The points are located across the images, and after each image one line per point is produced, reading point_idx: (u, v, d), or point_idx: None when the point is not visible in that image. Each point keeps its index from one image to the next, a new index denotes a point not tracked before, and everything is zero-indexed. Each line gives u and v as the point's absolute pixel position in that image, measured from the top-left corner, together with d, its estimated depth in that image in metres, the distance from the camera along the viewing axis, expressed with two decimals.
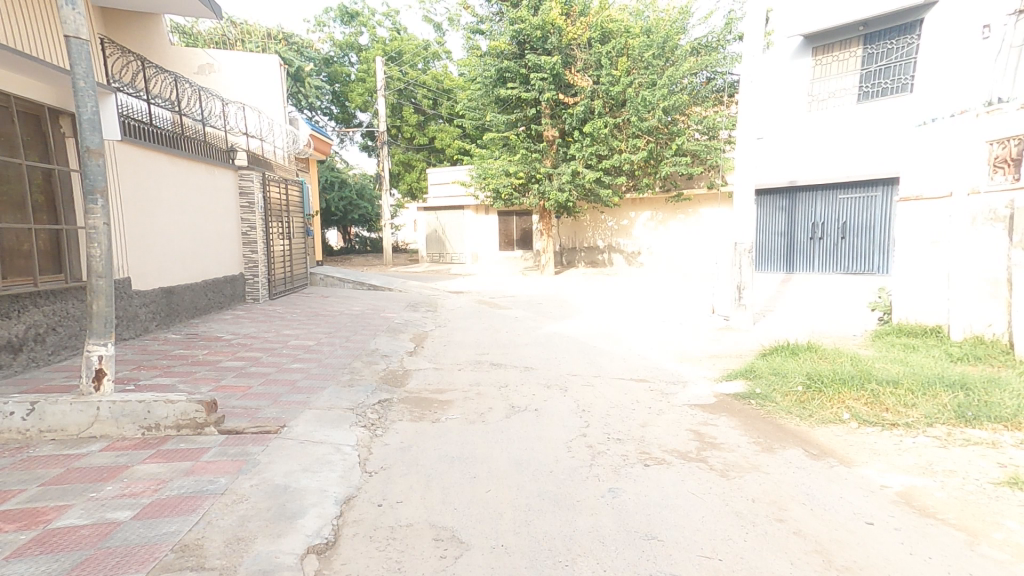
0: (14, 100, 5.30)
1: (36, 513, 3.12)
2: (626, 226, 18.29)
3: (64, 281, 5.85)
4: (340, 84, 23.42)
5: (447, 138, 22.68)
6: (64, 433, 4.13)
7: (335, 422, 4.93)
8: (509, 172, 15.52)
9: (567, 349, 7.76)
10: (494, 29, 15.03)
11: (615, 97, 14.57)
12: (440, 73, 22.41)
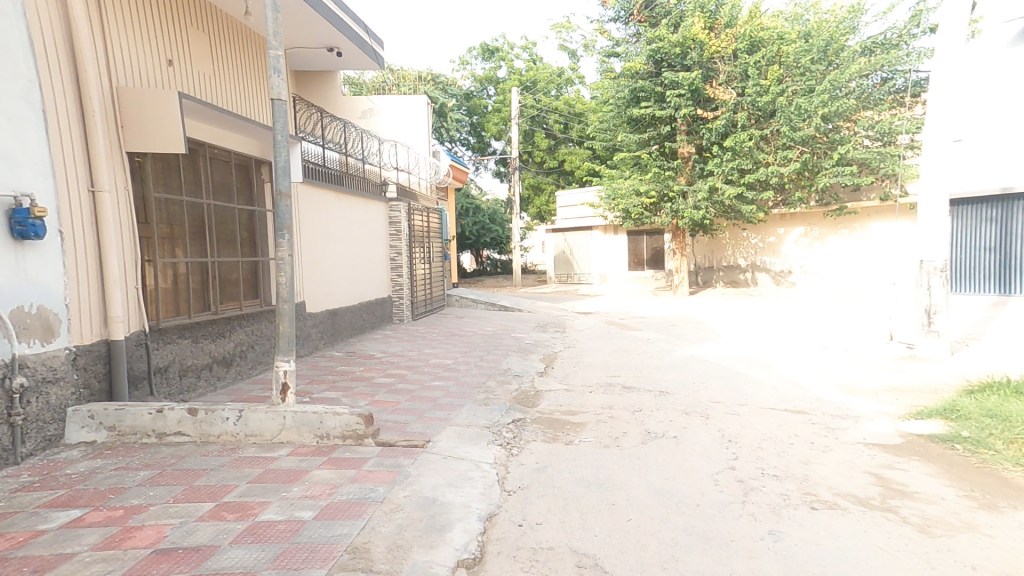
0: (234, 154, 6.41)
1: (246, 506, 3.61)
2: (774, 243, 16.95)
3: (260, 305, 6.87)
4: (478, 116, 24.88)
5: (577, 161, 23.10)
6: (261, 438, 4.70)
7: (473, 439, 5.11)
8: (640, 191, 15.18)
9: (719, 373, 7.30)
10: (630, 50, 14.91)
11: (762, 108, 13.78)
12: (573, 97, 22.96)
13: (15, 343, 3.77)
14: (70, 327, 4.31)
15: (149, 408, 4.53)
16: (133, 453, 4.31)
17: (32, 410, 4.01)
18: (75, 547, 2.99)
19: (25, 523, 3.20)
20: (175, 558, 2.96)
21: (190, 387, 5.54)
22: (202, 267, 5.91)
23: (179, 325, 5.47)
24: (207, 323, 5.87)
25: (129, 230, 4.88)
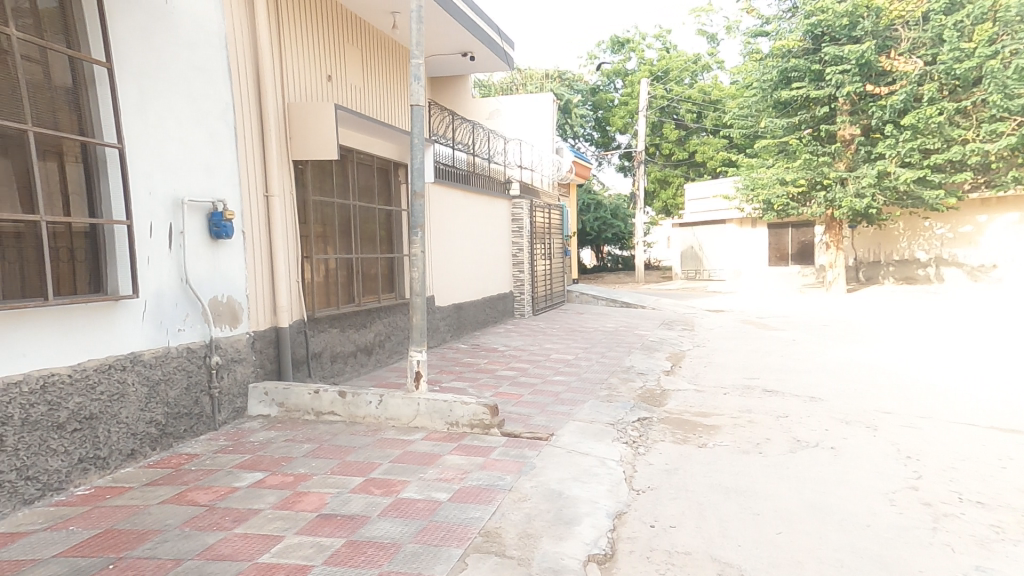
0: (377, 159, 7.00)
1: (389, 483, 3.90)
2: (968, 232, 15.20)
3: (395, 298, 7.41)
4: (602, 111, 24.46)
5: (711, 151, 21.93)
6: (399, 422, 5.04)
7: (597, 435, 5.06)
8: (785, 181, 14.02)
9: (907, 379, 6.50)
10: (782, 27, 13.90)
11: (960, 77, 12.26)
12: (709, 84, 21.93)
13: (212, 326, 4.48)
14: (250, 314, 4.99)
15: (309, 389, 5.08)
16: (297, 427, 4.86)
17: (225, 384, 4.70)
18: (259, 505, 3.43)
19: (224, 480, 3.75)
20: (335, 523, 3.27)
21: (338, 371, 6.13)
22: (348, 264, 6.48)
23: (329, 315, 6.04)
24: (352, 315, 6.43)
25: (294, 230, 5.54)
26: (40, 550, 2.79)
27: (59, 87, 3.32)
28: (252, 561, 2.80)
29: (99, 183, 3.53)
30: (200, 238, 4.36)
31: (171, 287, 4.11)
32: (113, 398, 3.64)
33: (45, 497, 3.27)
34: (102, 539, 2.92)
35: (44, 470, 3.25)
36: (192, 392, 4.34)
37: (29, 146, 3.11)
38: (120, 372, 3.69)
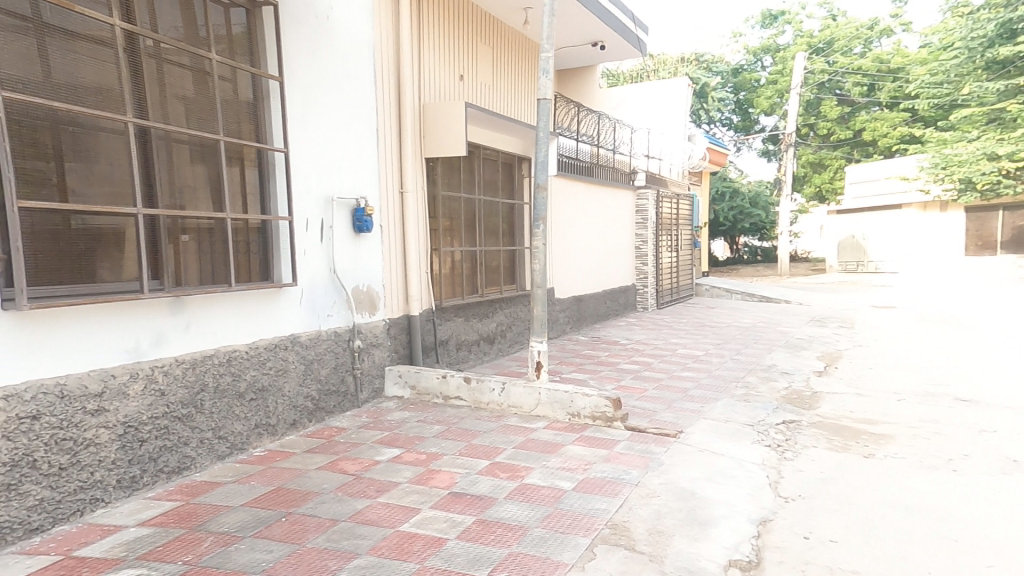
0: (501, 155, 7.18)
1: (513, 468, 4.00)
2: None
3: (516, 290, 7.57)
4: (747, 92, 22.92)
5: (885, 128, 19.37)
6: (521, 410, 5.15)
7: (733, 436, 4.78)
8: None
9: None
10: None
11: None
12: (888, 51, 19.63)
13: (354, 312, 4.92)
14: (386, 302, 5.41)
15: (438, 373, 5.38)
16: (428, 409, 5.18)
17: (366, 366, 5.14)
18: (397, 478, 3.69)
19: (368, 453, 4.10)
20: (465, 501, 3.43)
21: (463, 359, 6.43)
22: (472, 256, 6.73)
23: (455, 305, 6.32)
24: (475, 305, 6.68)
25: (425, 223, 5.89)
26: (233, 499, 3.24)
27: (244, 101, 3.81)
28: (395, 528, 3.01)
29: (268, 183, 4.02)
30: (346, 231, 4.78)
31: (323, 276, 4.57)
32: (278, 373, 4.14)
33: (231, 455, 3.81)
34: (275, 495, 3.32)
35: (231, 433, 3.77)
36: (339, 371, 4.80)
37: (220, 153, 3.61)
38: (283, 351, 4.17)
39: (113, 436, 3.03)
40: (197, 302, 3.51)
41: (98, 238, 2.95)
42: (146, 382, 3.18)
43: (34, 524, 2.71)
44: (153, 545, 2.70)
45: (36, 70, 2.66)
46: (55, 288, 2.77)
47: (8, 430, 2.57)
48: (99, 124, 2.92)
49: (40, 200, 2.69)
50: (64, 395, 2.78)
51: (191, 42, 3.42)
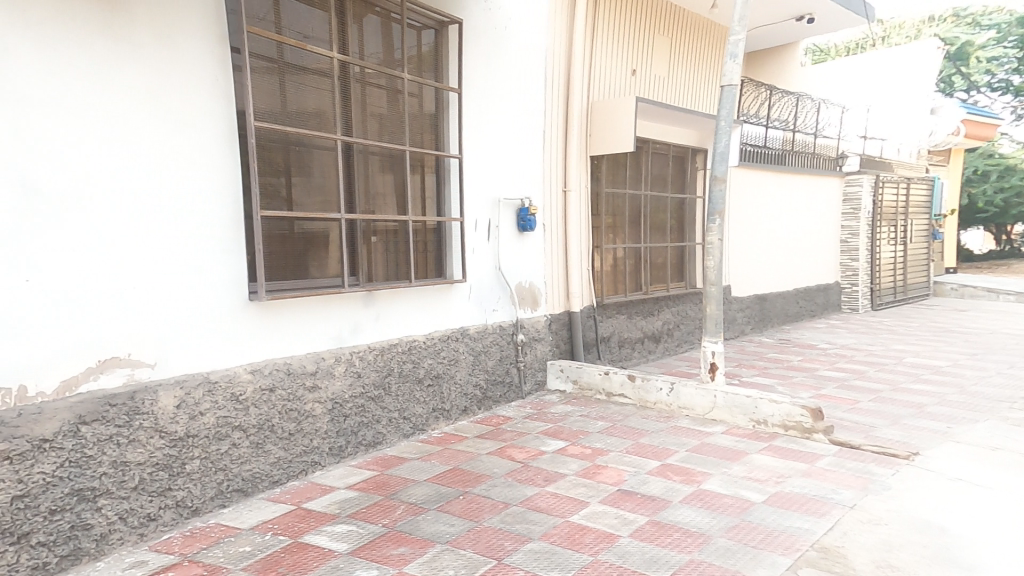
0: (672, 149, 6.84)
1: (689, 472, 3.79)
2: None
3: (685, 288, 7.19)
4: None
5: None
6: (693, 412, 4.89)
7: (1004, 466, 3.84)
8: None
9: None
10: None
11: None
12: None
13: (517, 308, 5.11)
14: (548, 298, 5.56)
15: (599, 369, 5.38)
16: (591, 405, 5.19)
17: (528, 359, 5.31)
18: (565, 470, 3.76)
19: (534, 443, 4.24)
20: (636, 501, 3.35)
21: (625, 357, 6.35)
22: (636, 253, 6.59)
23: (617, 303, 6.24)
24: (637, 303, 6.51)
25: (586, 221, 5.90)
26: (417, 474, 3.54)
27: (427, 113, 4.18)
28: (566, 519, 3.05)
29: (444, 186, 4.36)
30: (511, 230, 4.98)
31: (489, 274, 4.82)
32: (451, 362, 4.45)
33: (414, 434, 4.19)
34: (453, 475, 3.56)
35: (413, 415, 4.15)
36: (504, 363, 5.02)
37: (405, 161, 3.98)
38: (454, 343, 4.48)
39: (325, 409, 3.48)
40: (386, 296, 3.89)
41: (314, 242, 3.40)
42: (346, 365, 3.60)
43: (275, 477, 3.23)
44: (359, 505, 3.04)
45: (276, 101, 3.17)
46: (283, 282, 3.27)
47: (255, 400, 3.09)
48: (316, 143, 3.37)
49: (274, 207, 3.18)
50: (290, 372, 3.27)
51: (387, 65, 3.84)
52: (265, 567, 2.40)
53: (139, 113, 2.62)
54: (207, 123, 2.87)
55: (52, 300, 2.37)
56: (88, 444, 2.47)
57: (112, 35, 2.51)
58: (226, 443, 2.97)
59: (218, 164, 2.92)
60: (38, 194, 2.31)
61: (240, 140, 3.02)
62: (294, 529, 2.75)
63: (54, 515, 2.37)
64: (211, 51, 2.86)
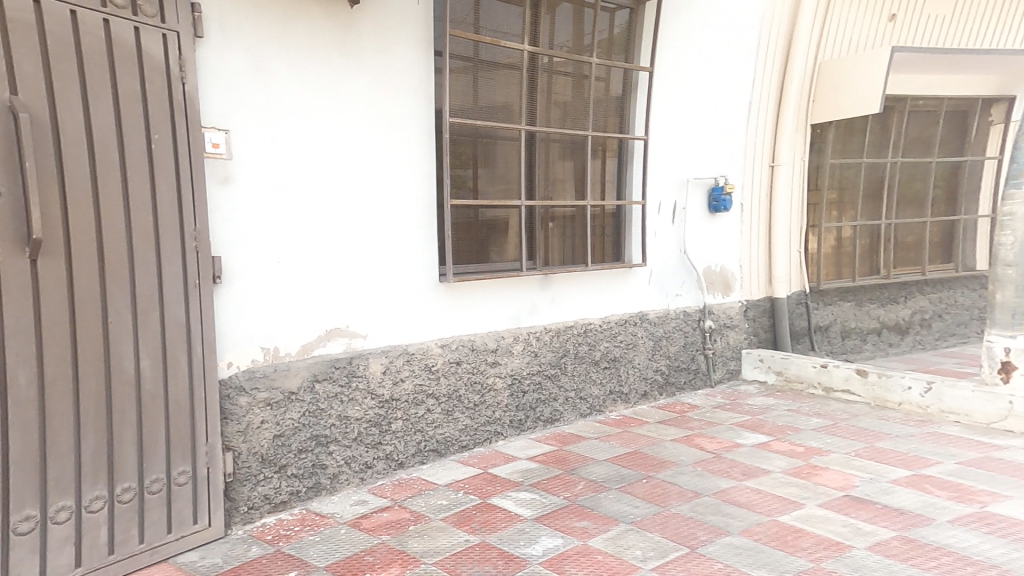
0: (946, 102, 5.89)
1: (963, 489, 3.00)
2: None
3: (953, 270, 6.17)
4: None
5: None
6: (971, 419, 3.92)
7: None
8: None
9: None
10: None
11: None
12: None
13: (704, 293, 4.77)
14: (743, 284, 5.10)
15: (814, 363, 4.69)
16: (802, 399, 4.57)
17: (718, 346, 4.91)
18: (769, 466, 3.34)
19: (727, 435, 3.88)
20: (875, 511, 2.79)
21: (853, 348, 5.60)
22: (874, 231, 5.80)
23: (846, 287, 5.59)
24: (878, 287, 5.76)
25: (804, 197, 5.31)
26: (597, 453, 3.52)
27: (613, 97, 4.01)
28: (772, 518, 2.73)
29: (625, 170, 4.17)
30: (701, 212, 4.69)
31: (673, 259, 4.57)
32: (629, 346, 4.29)
33: (591, 414, 4.14)
34: (632, 457, 3.48)
35: (590, 395, 4.09)
36: (689, 350, 4.71)
37: (585, 148, 3.85)
38: (633, 328, 4.29)
39: (504, 385, 3.55)
40: (561, 281, 3.85)
41: (495, 227, 3.45)
42: (523, 344, 3.62)
43: (465, 442, 3.37)
44: (541, 476, 3.12)
45: (468, 98, 3.26)
46: (466, 266, 3.36)
47: (445, 371, 3.22)
48: (499, 134, 3.41)
49: (462, 197, 3.27)
50: (474, 348, 3.35)
51: (575, 50, 3.74)
52: (460, 521, 2.55)
53: (359, 113, 2.84)
54: (412, 125, 3.04)
55: (293, 281, 2.67)
56: (320, 398, 2.74)
57: (344, 51, 2.76)
58: (422, 408, 3.13)
59: (419, 161, 3.08)
60: (286, 180, 2.61)
61: (437, 138, 3.15)
62: (483, 490, 2.89)
63: (300, 454, 2.69)
64: (420, 60, 3.04)
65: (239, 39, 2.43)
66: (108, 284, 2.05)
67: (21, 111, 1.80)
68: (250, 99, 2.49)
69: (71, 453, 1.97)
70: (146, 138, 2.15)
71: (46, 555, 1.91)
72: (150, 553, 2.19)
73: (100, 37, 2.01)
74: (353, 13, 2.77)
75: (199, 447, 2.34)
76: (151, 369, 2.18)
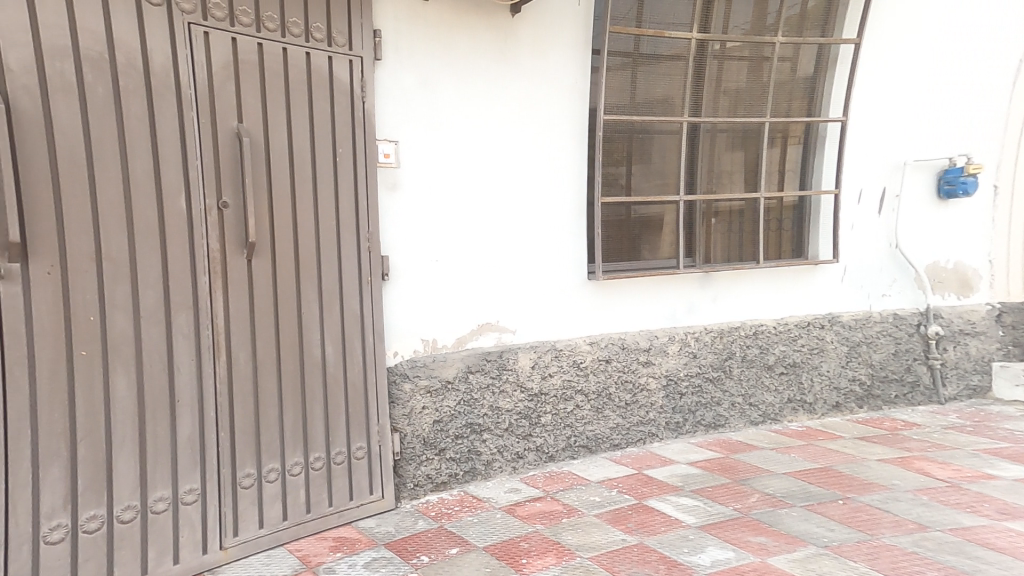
0: None
1: None
2: None
3: None
4: None
5: None
6: None
7: None
8: None
9: None
10: None
11: None
12: None
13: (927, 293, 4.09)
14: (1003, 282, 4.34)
15: None
16: None
17: (951, 357, 4.15)
18: None
19: (968, 461, 3.15)
20: None
21: None
22: None
23: None
24: None
25: None
26: (775, 465, 3.10)
27: (802, 77, 3.61)
28: None
29: (812, 157, 3.72)
30: (931, 197, 4.09)
31: (879, 253, 3.98)
32: (813, 351, 3.75)
33: (765, 423, 3.71)
34: (824, 475, 2.98)
35: (762, 402, 3.66)
36: (902, 359, 4.01)
37: (761, 136, 3.53)
38: (820, 330, 3.77)
39: (659, 385, 3.37)
40: (723, 278, 3.57)
41: (650, 224, 3.31)
42: (680, 345, 3.41)
43: (617, 441, 3.29)
44: (704, 483, 2.87)
45: (625, 95, 3.16)
46: (619, 262, 3.26)
47: (595, 368, 3.19)
48: (653, 129, 3.27)
49: (614, 195, 3.20)
50: (625, 347, 3.27)
51: (756, 30, 3.41)
52: (616, 519, 2.51)
53: (512, 117, 2.95)
54: (563, 125, 3.08)
55: (449, 279, 2.85)
56: (473, 389, 2.88)
57: (502, 59, 2.89)
58: (572, 404, 3.14)
59: (568, 160, 3.11)
60: (443, 183, 2.79)
61: (588, 136, 3.14)
62: (639, 491, 2.78)
63: (458, 440, 2.86)
64: (574, 60, 3.08)
65: (410, 58, 2.66)
66: (301, 280, 2.39)
67: (243, 135, 2.17)
68: (416, 110, 2.70)
69: (276, 422, 2.34)
70: (333, 152, 2.46)
71: (262, 507, 2.30)
72: (337, 516, 2.50)
73: (302, 68, 2.34)
74: (513, 21, 2.89)
75: (371, 426, 2.63)
76: (334, 354, 2.50)
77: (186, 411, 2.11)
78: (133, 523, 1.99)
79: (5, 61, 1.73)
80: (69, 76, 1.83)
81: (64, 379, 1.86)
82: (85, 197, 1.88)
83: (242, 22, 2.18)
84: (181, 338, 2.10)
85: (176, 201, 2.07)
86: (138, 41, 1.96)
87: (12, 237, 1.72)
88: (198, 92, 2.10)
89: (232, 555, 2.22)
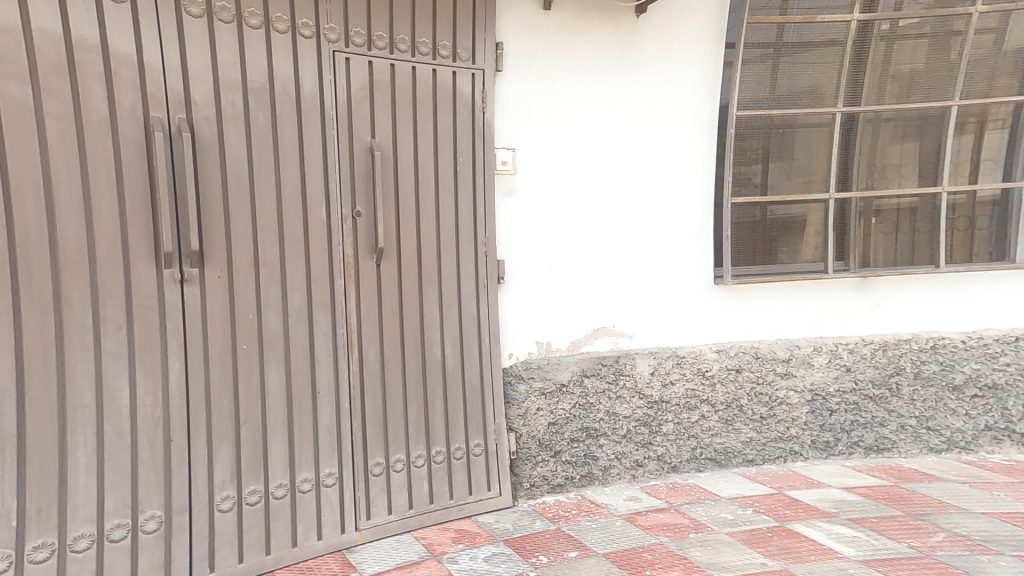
0: None
1: None
2: None
3: None
4: None
5: None
6: None
7: None
8: None
9: None
10: None
11: None
12: None
13: None
14: None
15: None
16: None
17: None
18: None
19: None
20: None
21: None
22: None
23: None
24: None
25: None
26: (969, 502, 2.67)
27: (1012, 49, 3.11)
28: None
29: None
30: None
31: None
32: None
33: (955, 451, 3.25)
34: None
35: (945, 426, 3.23)
36: None
37: (948, 121, 3.14)
38: None
39: (802, 400, 3.14)
40: (889, 284, 3.22)
41: (789, 225, 3.11)
42: (829, 356, 3.14)
43: (750, 456, 3.11)
44: (868, 513, 2.58)
45: (766, 88, 2.99)
46: (751, 265, 3.09)
47: (722, 378, 3.04)
48: (799, 122, 3.05)
49: (746, 195, 3.04)
50: (758, 356, 3.09)
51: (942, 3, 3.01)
52: (752, 540, 2.35)
53: (634, 119, 2.90)
54: (688, 124, 2.97)
55: (565, 282, 2.87)
56: (589, 392, 2.87)
57: (624, 61, 2.85)
58: (696, 414, 3.02)
59: (694, 160, 2.99)
60: (559, 187, 2.82)
61: (718, 133, 2.98)
62: (780, 513, 2.58)
63: (574, 442, 2.86)
64: (705, 55, 2.94)
65: (530, 65, 2.72)
66: (424, 284, 2.54)
67: (376, 150, 2.36)
68: (534, 116, 2.75)
69: (402, 416, 2.51)
70: (454, 161, 2.58)
71: (390, 495, 2.47)
72: (457, 509, 2.62)
73: (428, 84, 2.49)
74: (637, 21, 2.85)
75: (488, 424, 2.71)
76: (453, 354, 2.61)
77: (325, 402, 2.32)
78: (284, 500, 2.24)
79: (190, 95, 2.00)
80: (238, 105, 2.09)
81: (230, 370, 2.12)
82: (247, 209, 2.13)
83: (377, 46, 2.37)
84: (320, 335, 2.31)
85: (319, 211, 2.28)
86: (291, 71, 2.20)
87: (193, 246, 1.98)
88: (338, 112, 2.30)
89: (366, 537, 2.41)
